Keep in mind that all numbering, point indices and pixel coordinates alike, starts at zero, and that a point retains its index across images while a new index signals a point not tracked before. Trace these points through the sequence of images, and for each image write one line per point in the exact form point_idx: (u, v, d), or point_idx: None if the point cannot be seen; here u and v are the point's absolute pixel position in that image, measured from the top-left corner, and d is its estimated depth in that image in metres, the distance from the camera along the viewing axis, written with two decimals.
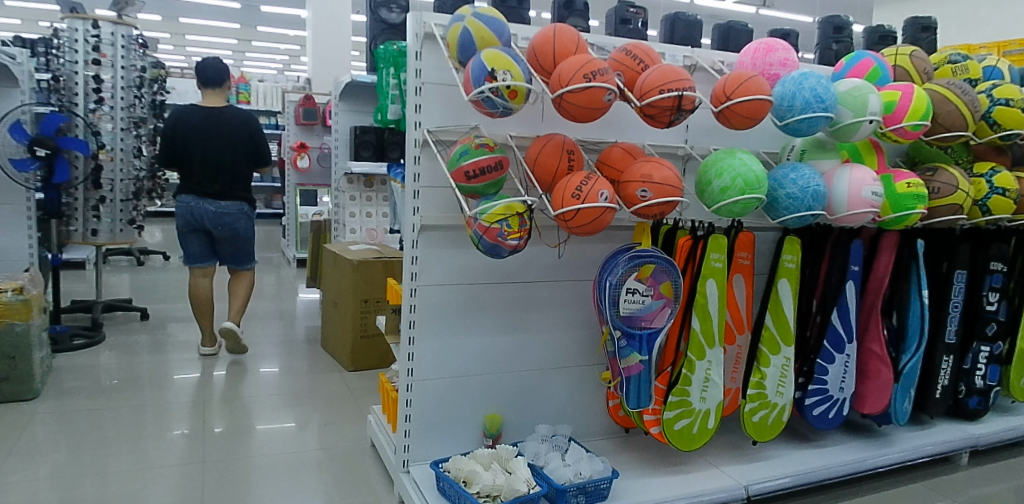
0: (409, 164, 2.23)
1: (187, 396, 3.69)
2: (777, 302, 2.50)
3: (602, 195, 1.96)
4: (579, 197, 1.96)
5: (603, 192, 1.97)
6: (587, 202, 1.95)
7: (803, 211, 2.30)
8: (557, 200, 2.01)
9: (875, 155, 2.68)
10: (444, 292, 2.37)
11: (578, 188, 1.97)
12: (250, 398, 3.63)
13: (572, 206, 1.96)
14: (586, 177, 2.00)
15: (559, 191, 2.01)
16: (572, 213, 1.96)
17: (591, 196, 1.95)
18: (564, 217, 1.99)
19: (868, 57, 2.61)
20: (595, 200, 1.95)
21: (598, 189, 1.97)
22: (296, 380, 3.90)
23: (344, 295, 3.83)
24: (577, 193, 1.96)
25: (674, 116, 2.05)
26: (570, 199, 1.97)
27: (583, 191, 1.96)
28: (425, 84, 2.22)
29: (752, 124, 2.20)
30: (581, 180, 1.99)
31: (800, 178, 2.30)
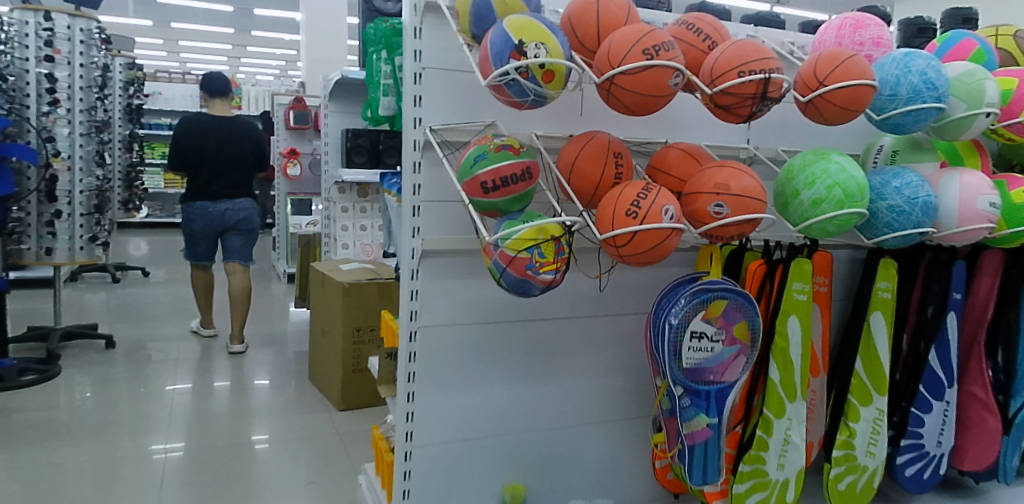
0: (408, 173, 1.73)
1: (153, 437, 3.18)
2: (868, 340, 2.00)
3: (667, 212, 1.47)
4: (635, 215, 1.46)
5: (668, 207, 1.47)
6: (647, 222, 1.45)
7: (910, 229, 1.79)
8: (605, 219, 1.51)
9: (979, 158, 2.12)
10: (454, 332, 1.87)
11: (634, 203, 1.47)
12: (224, 443, 3.12)
13: (627, 227, 1.46)
14: (643, 188, 1.50)
15: (607, 208, 1.51)
16: (626, 235, 1.46)
17: (652, 214, 1.45)
18: (614, 242, 1.49)
19: (970, 37, 2.05)
20: (659, 219, 1.45)
21: (662, 205, 1.47)
22: (279, 418, 3.39)
23: (334, 322, 3.32)
24: (633, 209, 1.46)
25: (756, 107, 1.55)
26: (623, 219, 1.47)
27: (641, 207, 1.46)
28: (425, 70, 1.73)
29: (850, 117, 1.69)
30: (639, 193, 1.49)
31: (906, 188, 1.78)
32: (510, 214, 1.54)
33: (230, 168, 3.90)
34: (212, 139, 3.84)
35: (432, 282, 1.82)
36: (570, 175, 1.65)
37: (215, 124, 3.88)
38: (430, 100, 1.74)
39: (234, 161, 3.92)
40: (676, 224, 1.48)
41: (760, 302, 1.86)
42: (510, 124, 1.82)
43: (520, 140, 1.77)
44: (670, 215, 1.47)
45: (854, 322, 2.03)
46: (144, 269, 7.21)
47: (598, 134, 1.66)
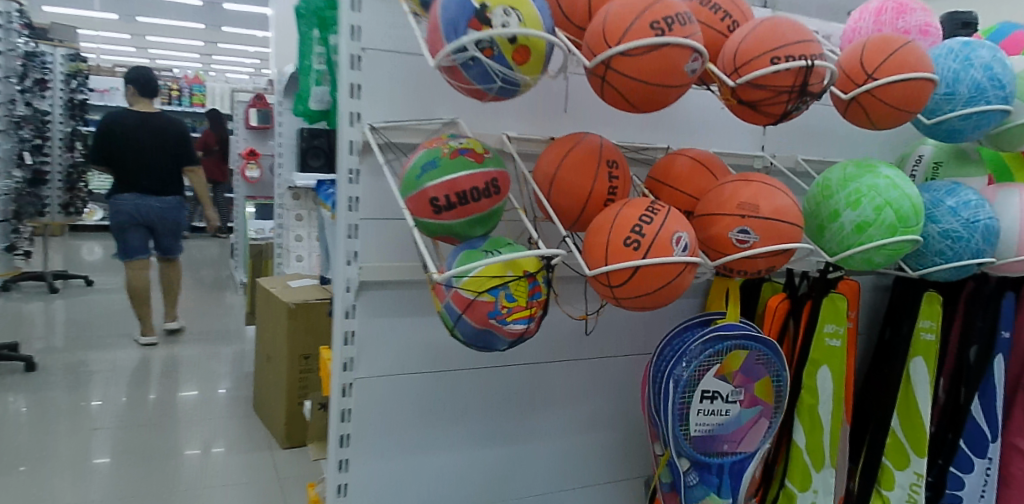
0: (341, 183, 1.34)
1: (58, 468, 2.72)
2: (909, 392, 1.64)
3: (680, 241, 1.09)
4: (638, 244, 1.09)
5: (680, 234, 1.10)
6: (654, 253, 1.08)
7: (969, 259, 1.43)
8: (597, 247, 1.13)
9: None
10: (399, 383, 1.49)
11: (637, 229, 1.10)
12: (140, 478, 2.65)
13: (626, 259, 1.09)
14: (646, 207, 1.14)
15: (600, 233, 1.14)
16: (627, 270, 1.09)
17: (662, 243, 1.08)
18: (609, 279, 1.12)
19: (1021, 28, 1.66)
20: (670, 250, 1.08)
21: (673, 231, 1.10)
22: (209, 450, 2.93)
23: (280, 343, 2.90)
24: (635, 237, 1.09)
25: (792, 104, 1.19)
26: (622, 250, 1.09)
27: (645, 234, 1.09)
28: (366, 51, 1.35)
29: (904, 120, 1.34)
30: (642, 214, 1.12)
31: (964, 208, 1.42)
32: (471, 241, 1.16)
33: (157, 169, 3.53)
34: (147, 133, 3.48)
35: (372, 321, 1.44)
36: (550, 189, 1.27)
37: (139, 121, 3.48)
38: (371, 91, 1.36)
39: (170, 158, 3.58)
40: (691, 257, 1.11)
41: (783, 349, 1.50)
42: (474, 124, 1.44)
43: (486, 143, 1.39)
44: (684, 244, 1.10)
45: (890, 368, 1.68)
46: (88, 276, 6.68)
47: (587, 137, 1.29)
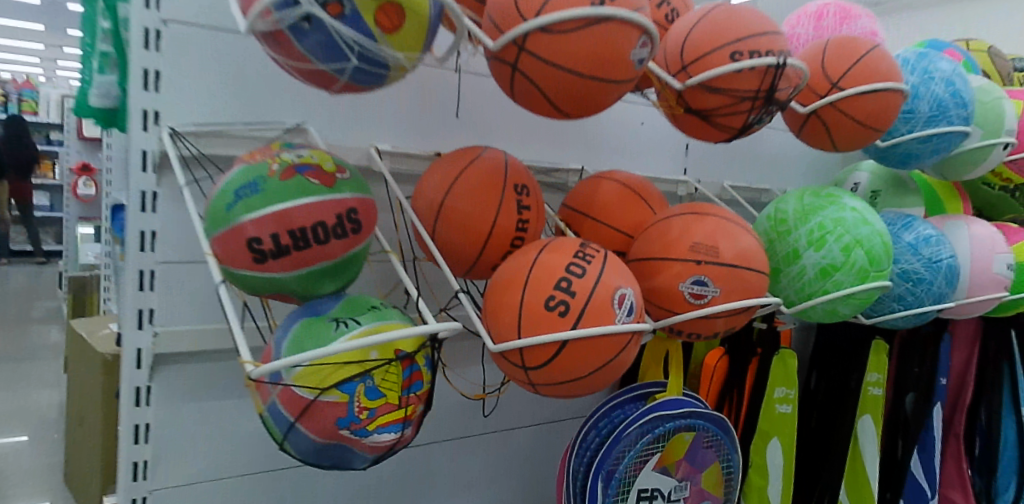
0: (132, 212, 0.92)
1: None
2: (857, 455, 1.42)
3: (625, 301, 0.76)
4: (567, 306, 0.74)
5: (625, 290, 0.77)
6: (591, 320, 0.74)
7: (930, 305, 1.23)
8: (505, 310, 0.77)
9: (961, 203, 1.64)
10: (218, 493, 1.05)
11: (563, 285, 0.75)
12: None
13: (550, 328, 0.74)
14: (575, 252, 0.79)
15: (509, 289, 0.78)
16: (552, 345, 0.74)
17: (600, 306, 0.74)
18: (523, 357, 0.76)
19: (954, 47, 1.53)
20: (611, 316, 0.75)
21: (614, 287, 0.76)
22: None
23: (84, 402, 2.24)
24: (561, 296, 0.74)
25: (755, 116, 0.91)
26: (543, 315, 0.74)
27: (577, 292, 0.75)
28: (168, 25, 0.92)
29: (865, 141, 1.11)
30: (570, 262, 0.77)
31: (923, 245, 1.23)
32: (318, 302, 0.76)
33: None
34: None
35: (179, 409, 1.00)
36: (437, 222, 0.91)
37: None
38: (183, 80, 0.94)
39: None
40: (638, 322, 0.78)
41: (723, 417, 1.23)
42: (334, 131, 1.05)
43: (347, 158, 1.01)
44: (629, 306, 0.77)
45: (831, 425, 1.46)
46: None
47: (487, 153, 0.94)
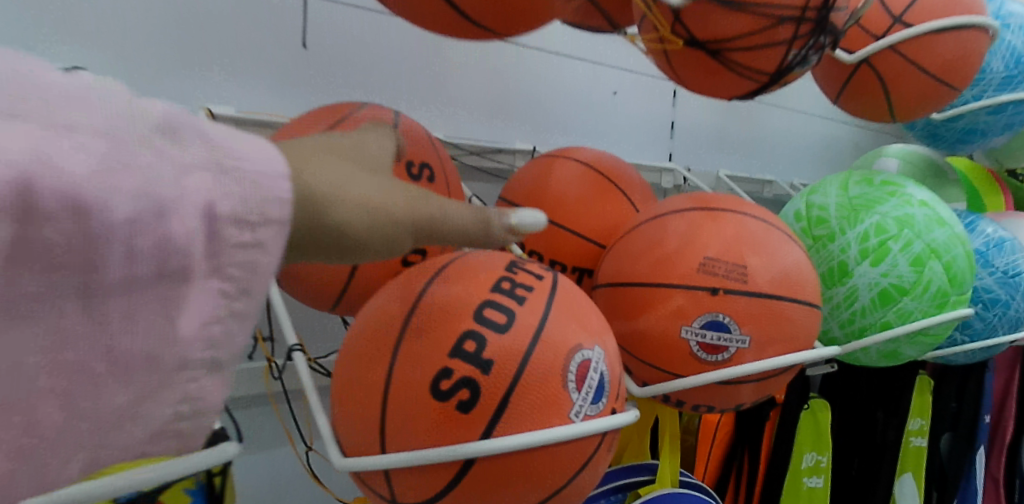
0: None
1: None
2: None
3: (590, 375, 0.40)
4: (476, 391, 0.38)
5: (591, 355, 0.41)
6: (523, 417, 0.38)
7: (1004, 335, 0.91)
8: (358, 392, 0.40)
9: (1001, 197, 1.33)
10: None
11: (470, 347, 0.39)
12: None
13: (442, 435, 0.37)
14: (501, 278, 0.43)
15: (368, 352, 0.41)
16: (445, 468, 0.38)
17: (541, 390, 0.39)
18: (393, 485, 0.40)
19: None
20: (562, 407, 0.39)
21: (569, 348, 0.40)
22: None
23: None
24: (465, 370, 0.38)
25: (791, 56, 0.57)
26: (428, 411, 0.38)
27: (495, 362, 0.38)
28: None
29: (931, 106, 0.78)
30: (486, 301, 0.41)
31: (995, 254, 0.90)
32: None
33: None
34: None
35: None
36: None
37: None
38: None
39: None
40: (614, 409, 0.42)
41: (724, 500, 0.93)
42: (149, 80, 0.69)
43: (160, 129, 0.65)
44: (597, 384, 0.41)
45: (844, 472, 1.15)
46: None
47: (363, 112, 0.57)
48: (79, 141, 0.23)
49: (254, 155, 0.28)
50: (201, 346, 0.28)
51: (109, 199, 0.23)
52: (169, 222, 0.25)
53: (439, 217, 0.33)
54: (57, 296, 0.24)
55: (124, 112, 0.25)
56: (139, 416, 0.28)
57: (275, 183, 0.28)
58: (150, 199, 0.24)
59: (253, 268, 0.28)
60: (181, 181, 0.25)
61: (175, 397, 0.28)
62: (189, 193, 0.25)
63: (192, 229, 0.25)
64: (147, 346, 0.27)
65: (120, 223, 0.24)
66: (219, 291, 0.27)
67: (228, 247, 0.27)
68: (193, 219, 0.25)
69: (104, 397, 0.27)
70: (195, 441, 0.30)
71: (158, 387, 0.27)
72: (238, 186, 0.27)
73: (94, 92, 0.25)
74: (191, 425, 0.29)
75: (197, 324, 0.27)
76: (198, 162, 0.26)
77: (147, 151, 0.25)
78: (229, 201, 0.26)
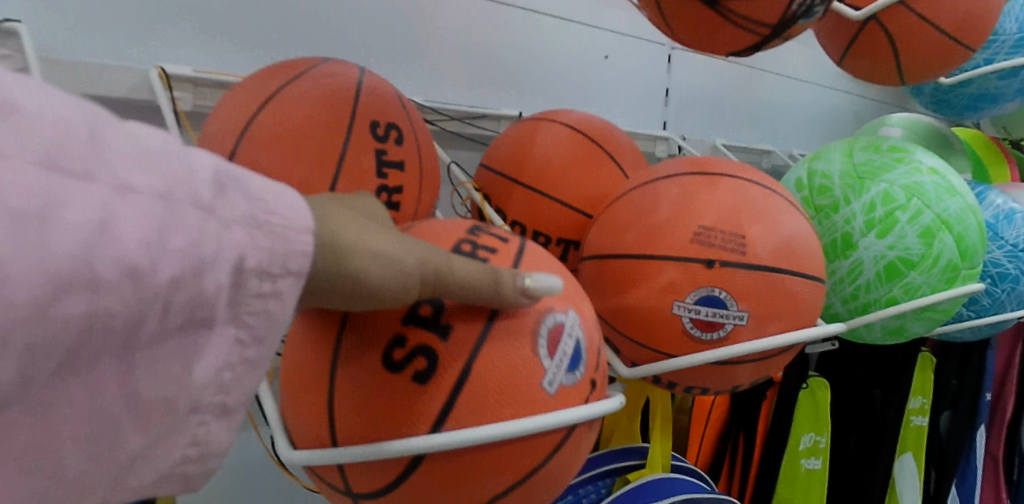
0: None
1: None
2: None
3: (563, 340, 0.37)
4: (433, 360, 0.35)
5: (564, 318, 0.37)
6: (487, 388, 0.35)
7: (1012, 311, 0.87)
8: (307, 370, 0.37)
9: (1006, 167, 1.28)
10: None
11: (426, 311, 0.35)
12: None
13: (397, 411, 0.34)
14: (463, 239, 0.39)
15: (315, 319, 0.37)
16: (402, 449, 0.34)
17: (508, 358, 0.35)
18: (348, 472, 0.36)
19: None
20: (534, 375, 0.36)
21: (540, 311, 0.37)
22: None
23: None
24: (421, 338, 0.35)
25: (796, 6, 0.52)
26: (381, 383, 0.34)
27: (456, 325, 0.35)
28: None
29: (940, 68, 0.73)
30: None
31: (1005, 226, 0.85)
32: None
33: None
34: None
35: None
36: None
37: None
38: None
39: None
40: (594, 381, 0.39)
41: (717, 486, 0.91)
42: (99, 41, 0.65)
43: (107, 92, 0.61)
44: (572, 351, 0.37)
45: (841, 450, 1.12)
46: None
47: (323, 68, 0.52)
48: (127, 201, 0.21)
49: (281, 205, 0.26)
50: (214, 390, 0.26)
51: (155, 262, 0.22)
52: (205, 278, 0.23)
53: (452, 277, 0.31)
54: (89, 363, 0.22)
55: (163, 152, 0.23)
56: (147, 461, 0.26)
57: (299, 239, 0.26)
58: (193, 251, 0.23)
59: (271, 317, 0.26)
60: (223, 231, 0.24)
61: (185, 439, 0.26)
62: (226, 246, 0.24)
63: (222, 282, 0.24)
64: (169, 395, 0.25)
65: (163, 285, 0.22)
66: (237, 338, 0.26)
67: (251, 297, 0.25)
68: (226, 275, 0.24)
69: (122, 446, 0.25)
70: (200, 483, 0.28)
71: (169, 432, 0.26)
72: (268, 241, 0.25)
73: (132, 137, 0.22)
74: (197, 468, 0.27)
75: (212, 372, 0.25)
76: (235, 213, 0.24)
77: (188, 204, 0.23)
78: (260, 253, 0.25)
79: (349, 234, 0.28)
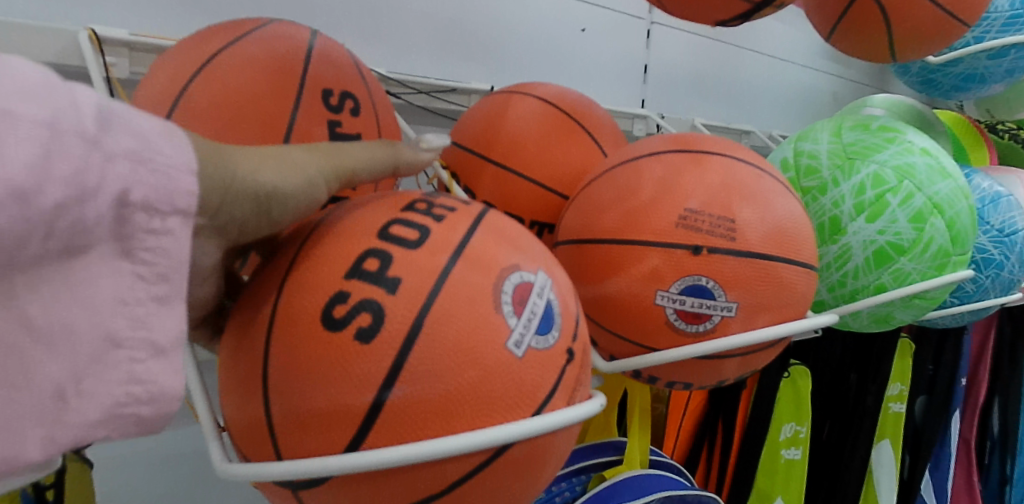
0: None
1: None
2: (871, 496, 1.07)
3: (532, 300, 0.33)
4: (379, 316, 0.31)
5: (532, 278, 0.34)
6: (445, 346, 0.31)
7: (995, 298, 0.85)
8: (239, 361, 0.34)
9: (987, 151, 1.26)
10: None
11: (370, 266, 0.32)
12: None
13: (338, 370, 0.30)
14: (413, 203, 0.36)
15: (252, 291, 0.35)
16: (345, 418, 0.30)
17: (468, 309, 0.31)
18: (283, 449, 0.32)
19: None
20: (497, 335, 0.31)
21: (504, 270, 0.33)
22: None
23: None
24: (363, 292, 0.31)
25: None
26: (322, 343, 0.31)
27: (403, 279, 0.31)
28: None
29: (933, 44, 0.70)
30: (395, 218, 0.34)
31: (990, 210, 0.83)
32: None
33: None
34: None
35: None
36: None
37: None
38: None
39: None
40: (572, 351, 0.35)
41: (695, 479, 0.88)
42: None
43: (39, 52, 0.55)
44: (543, 313, 0.33)
45: (816, 437, 1.11)
46: None
47: (269, 30, 0.46)
48: (8, 126, 0.21)
49: (163, 144, 0.25)
50: (129, 324, 0.25)
51: (39, 186, 0.21)
52: (86, 207, 0.23)
53: (351, 165, 0.34)
54: None
55: (42, 86, 0.22)
56: (78, 397, 0.25)
57: (184, 180, 0.26)
58: (77, 182, 0.22)
59: (169, 253, 0.26)
60: (107, 165, 0.23)
61: (120, 377, 0.26)
62: (110, 178, 0.23)
63: (105, 212, 0.24)
64: (72, 322, 0.24)
65: (46, 211, 0.22)
66: (137, 274, 0.25)
67: (143, 233, 0.25)
68: (108, 208, 0.24)
69: (25, 385, 0.24)
70: (158, 424, 0.28)
71: (89, 364, 0.25)
72: (150, 176, 0.25)
73: (4, 68, 0.22)
74: (148, 411, 0.26)
75: (113, 305, 0.25)
76: (122, 148, 0.24)
77: (72, 134, 0.22)
78: (145, 188, 0.24)
79: (243, 154, 0.30)
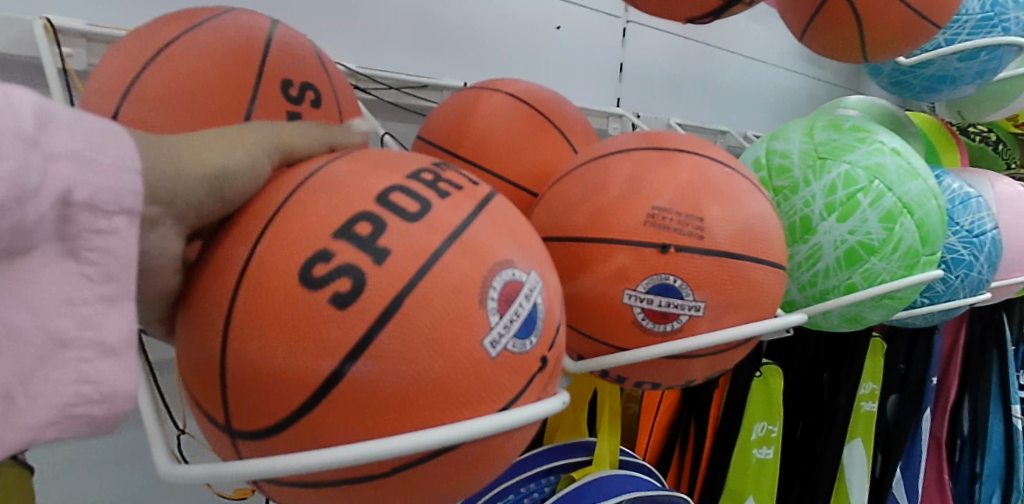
0: None
1: None
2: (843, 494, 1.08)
3: (518, 301, 0.32)
4: (359, 284, 0.30)
5: (524, 278, 0.33)
6: (427, 326, 0.30)
7: (965, 298, 0.85)
8: (196, 329, 0.32)
9: (959, 151, 1.28)
10: None
11: (362, 230, 0.31)
12: None
13: (307, 330, 0.29)
14: (417, 170, 0.35)
15: (218, 239, 0.33)
16: (300, 384, 0.29)
17: (454, 301, 0.30)
18: (230, 398, 0.31)
19: None
20: (477, 330, 0.31)
21: (498, 263, 0.32)
22: None
23: None
24: (348, 256, 0.30)
25: None
26: (298, 309, 0.29)
27: (393, 252, 0.30)
28: None
29: (905, 45, 0.71)
30: (397, 185, 0.33)
31: (960, 211, 0.84)
32: None
33: None
34: None
35: None
36: None
37: None
38: None
39: None
40: (547, 360, 0.34)
41: (667, 479, 0.87)
42: None
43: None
44: (528, 315, 0.33)
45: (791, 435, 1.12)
46: None
47: (227, 18, 0.45)
48: None
49: (107, 143, 0.26)
50: (78, 324, 0.26)
51: None
52: (27, 207, 0.24)
53: (299, 142, 0.35)
54: None
55: None
56: (26, 396, 0.25)
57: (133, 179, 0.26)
58: (15, 182, 0.23)
59: (114, 253, 0.26)
60: (46, 166, 0.24)
61: (69, 376, 0.26)
62: (51, 178, 0.24)
63: (47, 212, 0.24)
64: (18, 324, 0.24)
65: None
66: (83, 274, 0.26)
67: (89, 233, 0.26)
68: (50, 208, 0.25)
69: None
70: (110, 426, 0.27)
71: (37, 363, 0.25)
72: (92, 174, 0.25)
73: None
74: (100, 411, 0.26)
75: (59, 303, 0.25)
76: (63, 148, 0.25)
77: (9, 134, 0.23)
78: (92, 188, 0.25)
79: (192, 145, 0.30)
